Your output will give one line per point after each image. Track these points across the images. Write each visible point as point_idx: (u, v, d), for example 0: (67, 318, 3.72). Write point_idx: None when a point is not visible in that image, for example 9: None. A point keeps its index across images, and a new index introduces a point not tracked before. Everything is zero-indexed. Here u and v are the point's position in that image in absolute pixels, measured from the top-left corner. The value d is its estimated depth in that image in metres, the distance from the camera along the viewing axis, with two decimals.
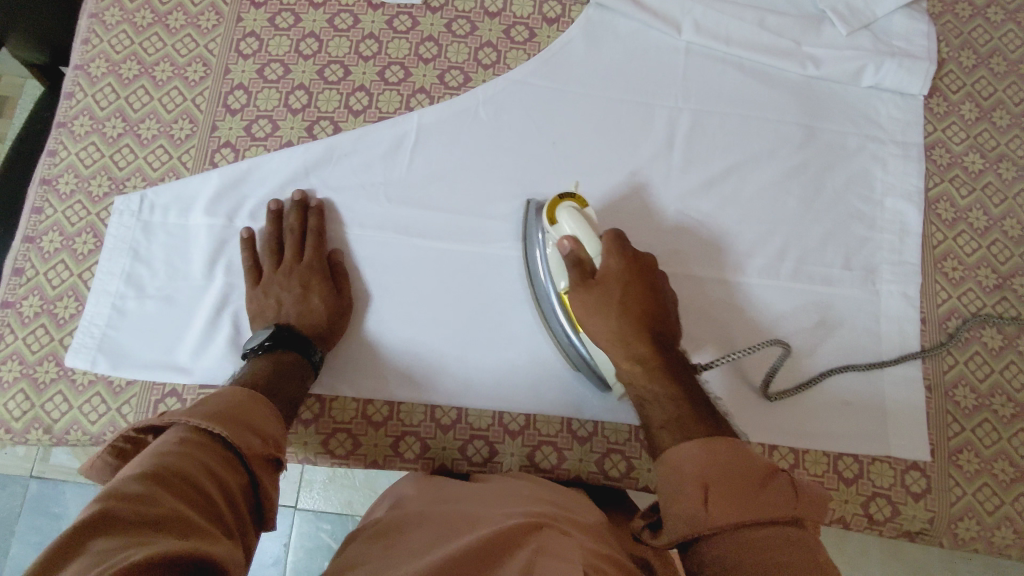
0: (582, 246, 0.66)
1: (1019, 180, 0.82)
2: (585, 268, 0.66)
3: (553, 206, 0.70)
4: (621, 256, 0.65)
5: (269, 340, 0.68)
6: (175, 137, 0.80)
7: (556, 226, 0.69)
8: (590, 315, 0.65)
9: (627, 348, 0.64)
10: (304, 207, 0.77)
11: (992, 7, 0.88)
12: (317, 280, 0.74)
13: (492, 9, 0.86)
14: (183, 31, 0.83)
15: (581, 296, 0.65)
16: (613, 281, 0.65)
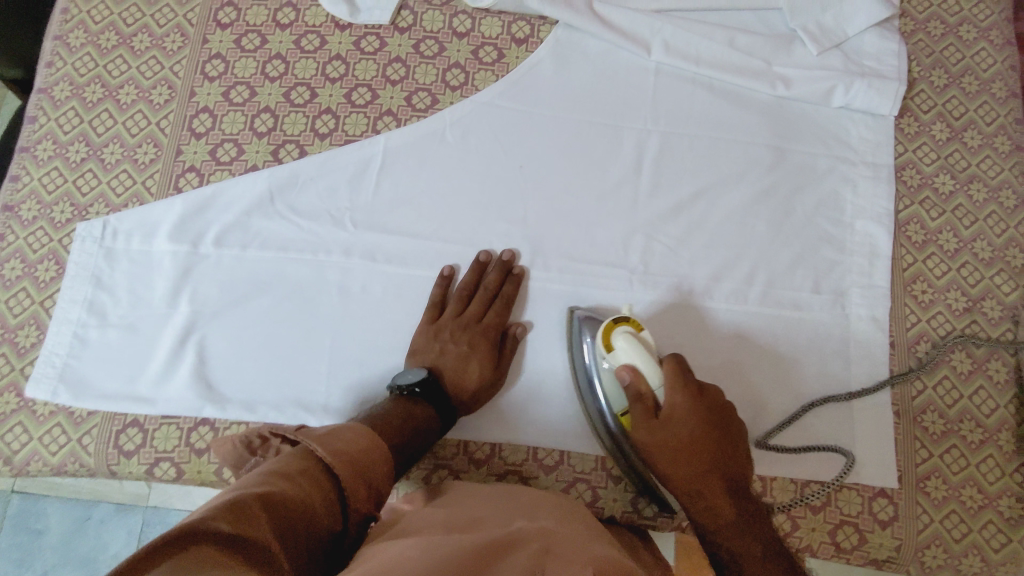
0: (641, 376, 0.64)
1: (990, 202, 0.82)
2: (647, 404, 0.64)
3: (607, 332, 0.68)
4: (684, 388, 0.64)
5: (424, 386, 0.69)
6: (139, 162, 0.79)
7: (613, 353, 0.67)
8: (656, 450, 0.64)
9: (693, 475, 0.63)
10: (507, 272, 0.77)
11: (965, 24, 0.88)
12: (488, 347, 0.74)
13: (461, 30, 0.85)
14: (148, 53, 0.83)
15: (645, 435, 0.64)
16: (679, 420, 0.63)
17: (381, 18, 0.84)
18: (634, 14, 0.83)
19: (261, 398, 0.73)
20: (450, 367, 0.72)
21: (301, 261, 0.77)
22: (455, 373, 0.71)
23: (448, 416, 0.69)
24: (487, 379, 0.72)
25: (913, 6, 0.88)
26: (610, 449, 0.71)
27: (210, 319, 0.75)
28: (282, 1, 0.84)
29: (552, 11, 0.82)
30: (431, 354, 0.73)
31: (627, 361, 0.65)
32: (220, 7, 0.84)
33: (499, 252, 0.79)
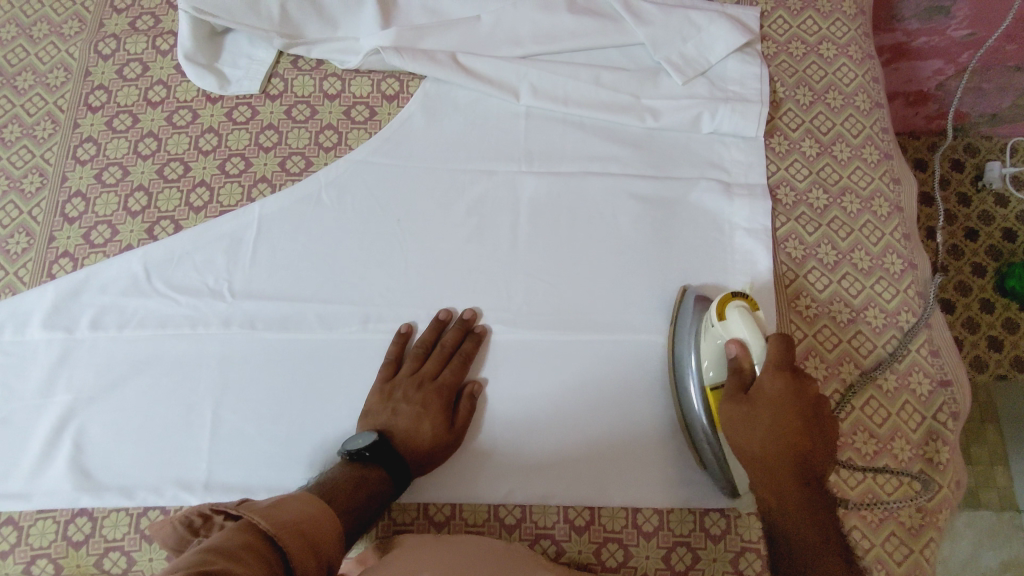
0: (748, 352, 0.64)
1: (864, 211, 0.83)
2: (742, 378, 0.64)
3: (724, 303, 0.68)
4: (785, 373, 0.61)
5: (374, 449, 0.67)
6: (12, 252, 0.80)
7: (723, 324, 0.67)
8: (733, 428, 0.63)
9: (763, 481, 0.60)
10: (467, 331, 0.76)
11: (825, 42, 0.90)
12: (443, 407, 0.72)
13: (331, 92, 0.86)
14: (19, 143, 0.84)
15: (729, 407, 0.64)
16: (765, 402, 0.61)
17: (250, 88, 0.85)
18: (499, 62, 0.85)
19: (139, 482, 0.71)
20: (403, 429, 0.70)
21: (178, 336, 0.76)
22: (404, 436, 0.70)
23: (400, 477, 0.68)
24: (441, 437, 0.71)
25: (773, 29, 0.91)
26: (692, 423, 0.70)
27: (87, 405, 0.73)
28: (153, 80, 0.86)
29: (417, 68, 0.84)
30: (383, 415, 0.71)
31: (738, 335, 0.65)
32: (91, 91, 0.86)
33: (459, 313, 0.78)
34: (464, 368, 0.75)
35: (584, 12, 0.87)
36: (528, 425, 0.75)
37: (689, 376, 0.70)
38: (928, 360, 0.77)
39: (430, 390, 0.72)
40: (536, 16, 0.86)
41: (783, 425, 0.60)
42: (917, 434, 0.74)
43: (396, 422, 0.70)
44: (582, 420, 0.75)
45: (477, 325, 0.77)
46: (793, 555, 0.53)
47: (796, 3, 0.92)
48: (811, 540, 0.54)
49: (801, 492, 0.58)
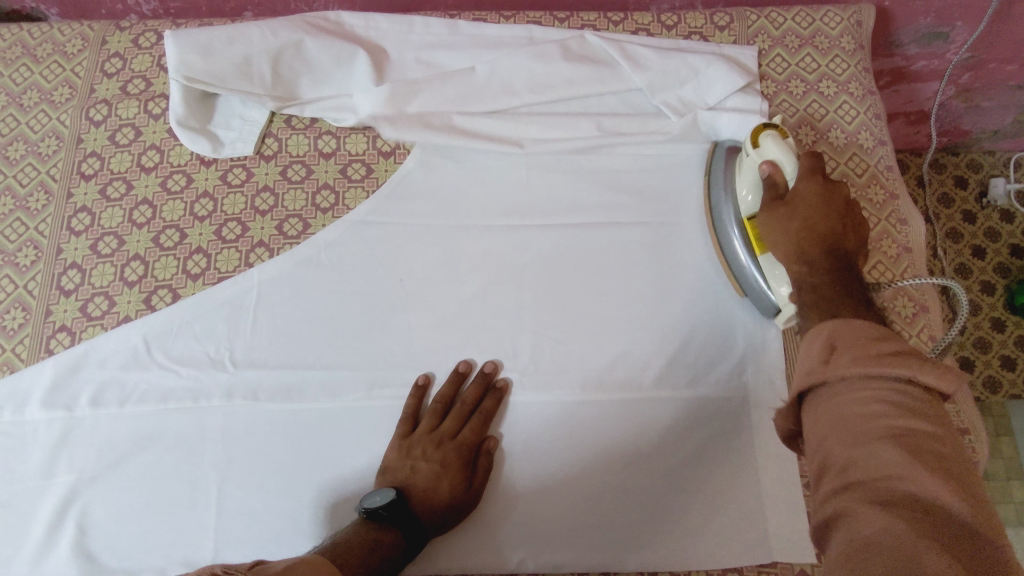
0: (781, 169, 0.70)
1: (873, 253, 0.81)
2: (776, 189, 0.69)
3: (758, 133, 0.75)
4: (814, 175, 0.67)
5: (391, 508, 0.65)
6: (8, 328, 0.78)
7: (758, 149, 0.73)
8: (770, 232, 0.68)
9: (794, 254, 0.64)
10: (488, 386, 0.76)
11: (824, 80, 0.89)
12: (462, 466, 0.71)
13: (327, 150, 0.85)
14: (13, 216, 0.82)
15: (765, 216, 0.69)
16: (801, 198, 0.66)
17: (244, 150, 0.85)
18: (498, 119, 0.85)
19: (144, 565, 0.69)
20: (421, 487, 0.69)
21: (180, 410, 0.74)
22: (422, 494, 0.69)
23: (415, 539, 0.66)
24: (459, 498, 0.70)
25: (771, 68, 0.90)
26: (732, 253, 0.77)
27: (88, 485, 0.72)
28: (147, 145, 0.85)
29: (411, 135, 0.83)
30: (401, 472, 0.70)
31: (771, 157, 0.71)
32: (84, 159, 0.85)
33: (479, 365, 0.77)
34: (484, 426, 0.74)
35: (579, 60, 0.86)
36: (541, 490, 0.73)
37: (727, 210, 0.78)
38: (944, 407, 0.75)
39: (451, 445, 0.72)
40: (531, 65, 0.85)
41: (813, 215, 0.64)
42: None
43: (414, 480, 0.70)
44: (596, 483, 0.73)
45: (497, 379, 0.76)
46: (807, 337, 0.53)
47: (794, 40, 0.91)
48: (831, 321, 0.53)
49: (829, 252, 0.63)
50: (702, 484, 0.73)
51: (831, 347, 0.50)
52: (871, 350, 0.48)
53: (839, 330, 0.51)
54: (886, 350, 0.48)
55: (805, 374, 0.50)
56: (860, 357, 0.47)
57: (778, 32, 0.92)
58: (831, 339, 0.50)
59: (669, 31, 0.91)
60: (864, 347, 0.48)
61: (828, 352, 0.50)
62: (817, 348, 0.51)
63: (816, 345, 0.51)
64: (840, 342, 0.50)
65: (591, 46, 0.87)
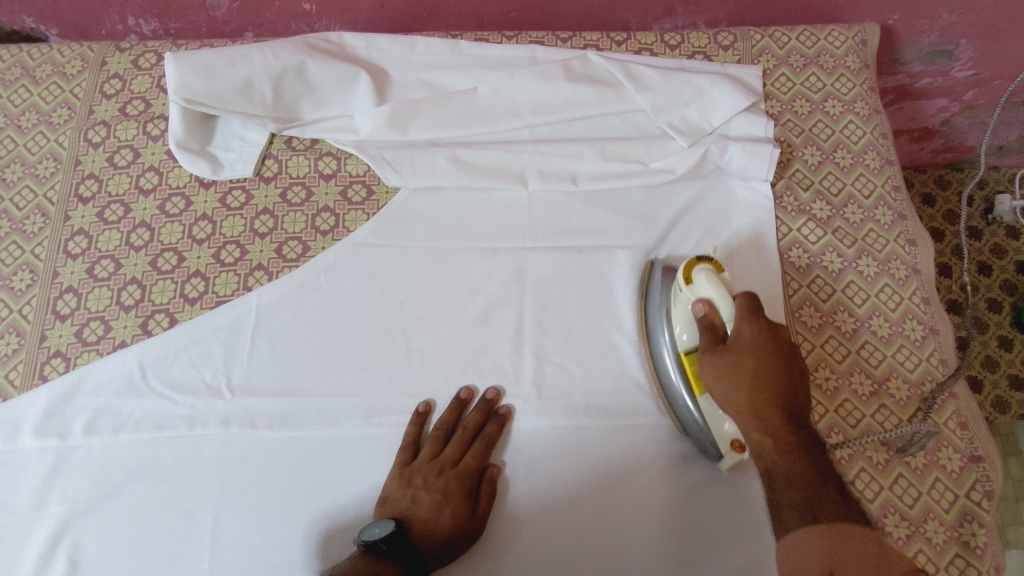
0: (715, 312, 0.66)
1: (882, 275, 0.80)
2: (716, 335, 0.65)
3: (692, 267, 0.69)
4: (754, 322, 0.63)
5: (391, 541, 0.64)
6: (2, 354, 0.76)
7: (691, 286, 0.68)
8: (715, 379, 0.64)
9: (751, 426, 0.62)
10: (490, 411, 0.74)
11: (829, 100, 0.89)
12: (464, 495, 0.69)
13: (327, 171, 0.84)
14: (8, 239, 0.81)
15: (710, 361, 0.64)
16: (744, 349, 0.62)
17: (244, 172, 0.84)
18: (502, 153, 0.83)
19: None
20: (422, 518, 0.68)
21: (176, 438, 0.73)
22: (423, 525, 0.68)
23: (417, 573, 0.64)
24: (462, 528, 0.68)
25: (776, 88, 0.89)
26: (672, 395, 0.72)
27: (81, 516, 0.70)
28: (145, 167, 0.84)
29: (410, 162, 0.82)
30: (402, 503, 0.69)
31: (705, 296, 0.66)
32: (81, 181, 0.84)
33: (481, 390, 0.76)
34: (487, 452, 0.72)
35: (582, 80, 0.85)
36: (544, 520, 0.71)
37: (666, 352, 0.72)
38: (957, 434, 0.73)
39: (453, 474, 0.70)
40: (535, 85, 0.84)
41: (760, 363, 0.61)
42: (950, 515, 0.70)
43: (415, 511, 0.68)
44: (601, 513, 0.71)
45: (499, 405, 0.75)
46: (794, 541, 0.55)
47: (799, 60, 0.90)
48: (806, 523, 0.55)
49: (778, 407, 0.61)
50: (711, 513, 0.71)
51: (830, 569, 0.52)
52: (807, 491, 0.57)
53: (833, 542, 0.53)
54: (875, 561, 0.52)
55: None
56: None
57: (782, 52, 0.91)
58: (831, 562, 0.52)
59: (672, 51, 0.91)
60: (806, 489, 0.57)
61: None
62: (815, 570, 0.52)
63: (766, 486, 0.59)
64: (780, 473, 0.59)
65: (594, 65, 0.86)
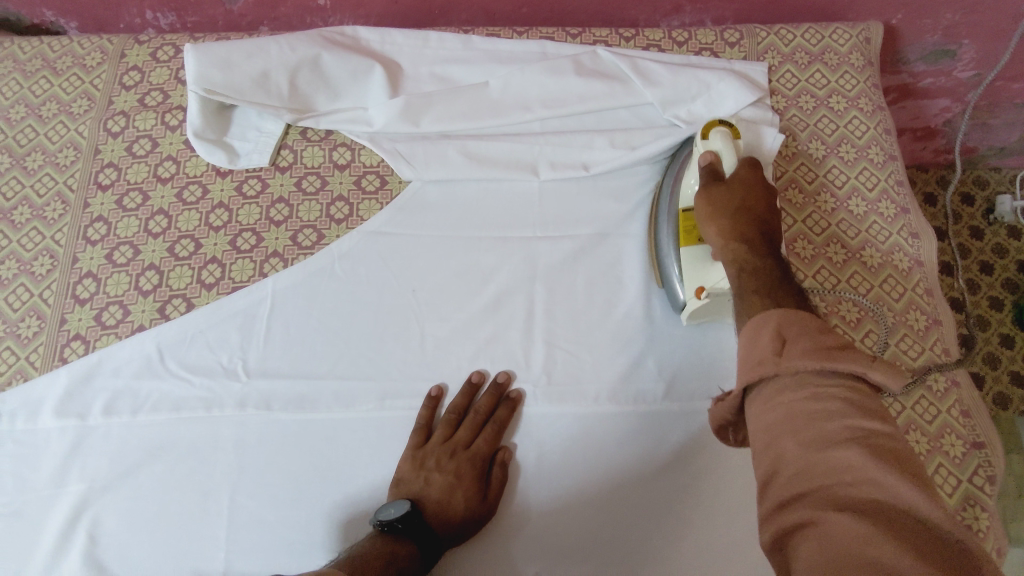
0: (720, 162, 0.72)
1: (886, 266, 0.82)
2: (714, 170, 0.71)
3: (708, 128, 0.76)
4: (753, 169, 0.71)
5: (407, 520, 0.65)
6: (22, 337, 0.78)
7: (704, 142, 0.75)
8: (709, 213, 0.68)
9: (738, 249, 0.65)
10: (502, 395, 0.75)
11: (834, 96, 0.90)
12: (476, 477, 0.71)
13: (341, 162, 0.86)
14: (29, 225, 0.83)
15: (704, 189, 0.70)
16: (739, 181, 0.70)
17: (260, 161, 0.85)
18: (512, 144, 0.84)
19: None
20: (436, 500, 0.69)
21: (193, 420, 0.74)
22: (437, 506, 0.68)
23: (429, 552, 0.66)
24: (474, 509, 0.69)
25: (781, 84, 0.91)
26: (663, 247, 0.78)
27: (101, 494, 0.72)
28: (163, 156, 0.86)
29: (423, 155, 0.84)
30: (416, 484, 0.70)
31: (714, 148, 0.74)
32: (101, 169, 0.85)
33: (492, 375, 0.77)
34: (498, 435, 0.74)
35: (592, 75, 0.87)
36: (554, 501, 0.73)
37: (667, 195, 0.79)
38: (959, 421, 0.75)
39: (467, 457, 0.72)
40: (545, 79, 0.86)
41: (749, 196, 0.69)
42: (953, 499, 0.71)
43: (429, 492, 0.69)
44: (611, 495, 0.73)
45: (511, 389, 0.76)
46: (748, 330, 0.53)
47: (804, 56, 0.92)
48: (766, 308, 0.54)
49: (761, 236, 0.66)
50: (719, 496, 0.72)
51: (782, 339, 0.50)
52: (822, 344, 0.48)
53: (783, 321, 0.52)
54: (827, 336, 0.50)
55: (756, 366, 0.49)
56: (813, 348, 0.48)
57: (788, 49, 0.93)
58: (781, 330, 0.51)
59: (680, 47, 0.93)
60: (819, 342, 0.49)
61: (780, 342, 0.50)
62: (767, 337, 0.51)
63: (767, 334, 0.51)
64: (790, 334, 0.50)
65: (603, 61, 0.88)
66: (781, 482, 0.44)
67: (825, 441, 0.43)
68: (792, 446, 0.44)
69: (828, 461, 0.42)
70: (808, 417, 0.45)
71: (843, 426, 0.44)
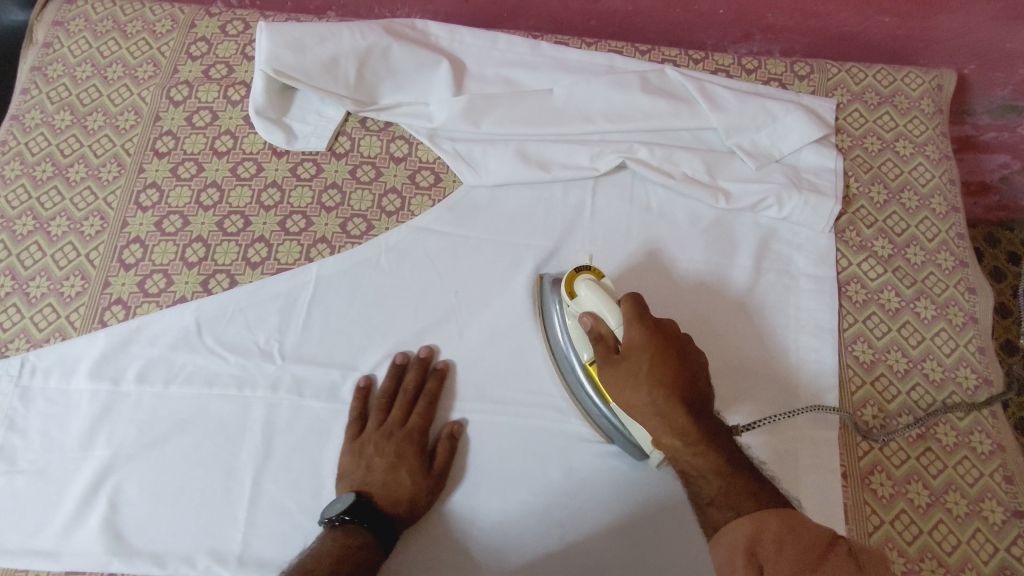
0: (602, 322, 0.65)
1: (939, 319, 0.80)
2: (609, 344, 0.65)
3: (570, 280, 0.69)
4: (642, 323, 0.63)
5: (353, 511, 0.66)
6: (65, 295, 0.78)
7: (576, 299, 0.68)
8: (617, 389, 0.63)
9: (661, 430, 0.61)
10: (427, 369, 0.75)
11: (901, 140, 0.89)
12: (418, 452, 0.71)
13: (397, 155, 0.86)
14: (83, 184, 0.83)
15: (610, 374, 0.64)
16: (637, 352, 0.62)
17: (317, 146, 0.85)
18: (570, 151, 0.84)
19: (170, 549, 0.68)
20: (381, 485, 0.69)
21: (225, 396, 0.74)
22: (382, 489, 0.69)
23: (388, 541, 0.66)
24: (424, 483, 0.69)
25: (848, 122, 0.89)
26: (583, 401, 0.73)
27: (125, 462, 0.71)
28: (221, 130, 0.86)
29: (482, 158, 0.84)
30: (359, 473, 0.70)
31: (591, 306, 0.66)
32: (159, 137, 0.86)
33: (415, 352, 0.77)
34: (431, 408, 0.73)
35: (658, 93, 0.86)
36: (576, 522, 0.71)
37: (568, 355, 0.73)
38: (1002, 487, 0.72)
39: (413, 440, 0.71)
40: (610, 93, 0.85)
41: (655, 370, 0.61)
42: (989, 567, 0.69)
43: (372, 479, 0.69)
44: (635, 521, 0.71)
45: (437, 362, 0.76)
46: (720, 546, 0.56)
47: (874, 97, 0.91)
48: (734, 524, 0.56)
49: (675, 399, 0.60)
50: None
51: (759, 562, 0.52)
52: (798, 552, 0.51)
53: (756, 530, 0.54)
54: (801, 540, 0.52)
55: None
56: (793, 570, 0.51)
57: (858, 87, 0.91)
58: (755, 543, 0.53)
59: (749, 74, 0.91)
60: (799, 544, 0.52)
61: (760, 575, 0.52)
62: (743, 573, 0.52)
63: (741, 560, 0.53)
64: (766, 546, 0.53)
65: (671, 81, 0.87)
66: None
67: None
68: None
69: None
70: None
71: None
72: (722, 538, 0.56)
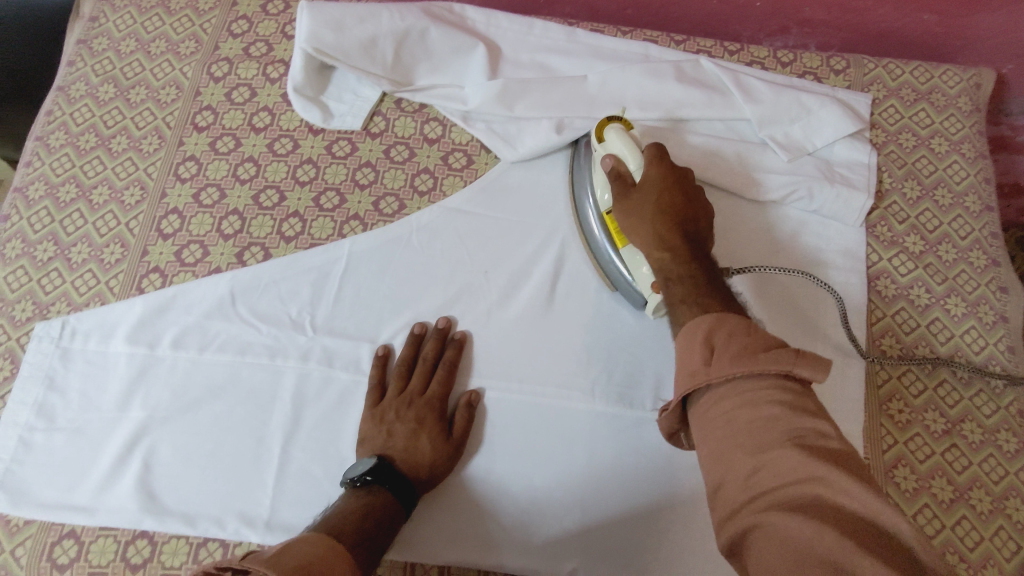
0: (623, 164, 0.69)
1: (968, 316, 0.79)
2: (626, 182, 0.69)
3: (602, 127, 0.73)
4: (660, 164, 0.67)
5: (376, 473, 0.66)
6: (105, 262, 0.80)
7: (603, 144, 0.73)
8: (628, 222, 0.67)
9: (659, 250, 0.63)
10: (446, 339, 0.76)
11: (936, 137, 0.88)
12: (437, 419, 0.72)
13: (431, 136, 0.87)
14: (124, 155, 0.85)
15: (621, 208, 0.67)
16: (650, 186, 0.66)
17: (353, 124, 0.86)
18: None
19: (201, 511, 0.70)
20: (401, 450, 0.70)
21: (257, 365, 0.75)
22: (404, 455, 0.69)
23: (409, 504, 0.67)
24: (441, 449, 0.70)
25: (883, 117, 0.89)
26: (595, 246, 0.78)
27: (159, 424, 0.73)
28: (260, 107, 0.88)
29: (515, 142, 0.84)
30: (379, 439, 0.70)
31: (614, 151, 0.71)
32: (198, 111, 0.87)
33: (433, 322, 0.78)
34: (450, 376, 0.74)
35: (692, 83, 0.86)
36: (599, 505, 0.72)
37: (586, 203, 0.78)
38: None
39: (435, 408, 0.72)
40: (644, 82, 0.85)
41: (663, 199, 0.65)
42: (1011, 564, 0.69)
43: (393, 444, 0.70)
44: (657, 504, 0.72)
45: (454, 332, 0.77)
46: (683, 333, 0.53)
47: (910, 93, 0.90)
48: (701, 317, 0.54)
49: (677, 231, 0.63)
50: None
51: (711, 346, 0.50)
52: (750, 346, 0.49)
53: (715, 324, 0.52)
54: (754, 340, 0.50)
55: (689, 377, 0.50)
56: (739, 355, 0.48)
57: (894, 83, 0.91)
58: (711, 340, 0.51)
59: (784, 67, 0.91)
60: (751, 341, 0.49)
61: (709, 351, 0.50)
62: (697, 349, 0.51)
63: (695, 347, 0.51)
64: (719, 342, 0.50)
65: (705, 71, 0.87)
66: (737, 495, 0.44)
67: (767, 442, 0.45)
68: (742, 468, 0.45)
69: (781, 501, 0.42)
70: (759, 448, 0.45)
71: (797, 457, 0.43)
72: (689, 326, 0.53)
